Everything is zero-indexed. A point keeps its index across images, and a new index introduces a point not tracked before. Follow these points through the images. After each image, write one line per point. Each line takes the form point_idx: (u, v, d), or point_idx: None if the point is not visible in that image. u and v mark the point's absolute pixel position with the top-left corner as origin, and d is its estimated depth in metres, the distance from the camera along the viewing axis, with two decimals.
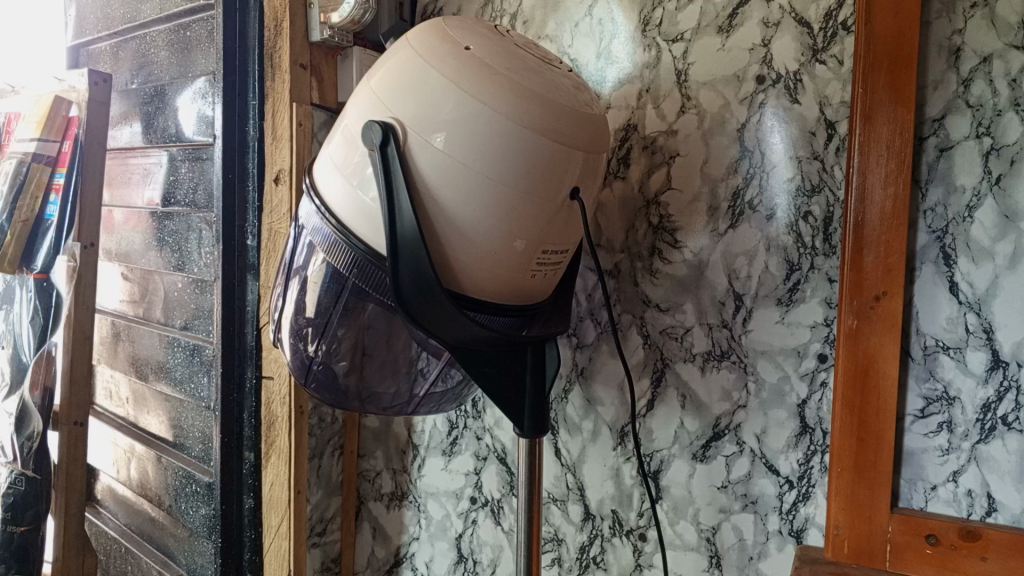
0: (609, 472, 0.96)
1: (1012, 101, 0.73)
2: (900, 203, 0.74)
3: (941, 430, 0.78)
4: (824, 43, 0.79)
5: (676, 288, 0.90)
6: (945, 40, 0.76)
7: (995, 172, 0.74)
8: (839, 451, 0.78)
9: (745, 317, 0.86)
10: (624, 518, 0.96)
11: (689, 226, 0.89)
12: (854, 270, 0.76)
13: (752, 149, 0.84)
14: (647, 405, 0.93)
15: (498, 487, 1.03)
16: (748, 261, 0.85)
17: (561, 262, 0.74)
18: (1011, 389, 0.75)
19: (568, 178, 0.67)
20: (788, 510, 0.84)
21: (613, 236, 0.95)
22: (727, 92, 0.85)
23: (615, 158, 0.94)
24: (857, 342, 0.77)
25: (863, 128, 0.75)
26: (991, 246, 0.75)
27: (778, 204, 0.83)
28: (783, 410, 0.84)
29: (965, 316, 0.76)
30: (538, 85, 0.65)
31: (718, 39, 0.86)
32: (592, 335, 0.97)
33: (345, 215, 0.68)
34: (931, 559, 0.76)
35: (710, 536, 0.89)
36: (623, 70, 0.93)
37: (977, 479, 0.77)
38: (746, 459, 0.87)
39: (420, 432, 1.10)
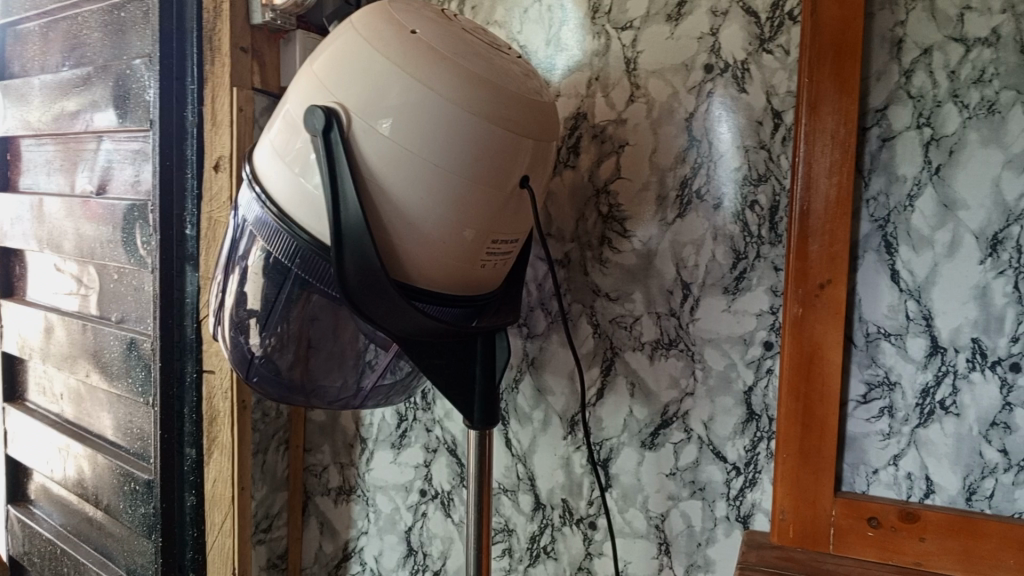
0: (559, 462, 0.96)
1: (951, 93, 0.75)
2: (843, 193, 0.75)
3: (882, 415, 0.80)
4: (771, 33, 0.80)
5: (626, 277, 0.90)
6: (888, 32, 0.77)
7: (935, 162, 0.76)
8: (785, 437, 0.80)
9: (693, 305, 0.86)
10: (574, 507, 0.95)
11: (638, 216, 0.88)
12: (799, 258, 0.77)
13: (700, 138, 0.84)
14: (597, 393, 0.93)
15: (449, 478, 1.02)
16: (695, 251, 0.85)
17: (511, 252, 0.73)
18: (949, 374, 0.77)
19: (518, 166, 0.67)
20: (735, 496, 0.85)
21: (563, 225, 0.94)
22: (676, 82, 0.85)
23: (565, 148, 0.93)
24: (802, 330, 0.78)
25: (808, 118, 0.76)
26: (930, 235, 0.77)
27: (725, 194, 0.83)
28: (729, 397, 0.85)
29: (906, 304, 0.78)
30: (486, 70, 0.64)
31: (667, 28, 0.86)
32: (542, 325, 0.96)
33: (288, 204, 0.66)
34: (872, 541, 0.78)
35: (659, 523, 0.90)
36: (572, 57, 0.92)
37: (916, 463, 0.79)
38: (694, 446, 0.87)
39: (368, 425, 1.08)
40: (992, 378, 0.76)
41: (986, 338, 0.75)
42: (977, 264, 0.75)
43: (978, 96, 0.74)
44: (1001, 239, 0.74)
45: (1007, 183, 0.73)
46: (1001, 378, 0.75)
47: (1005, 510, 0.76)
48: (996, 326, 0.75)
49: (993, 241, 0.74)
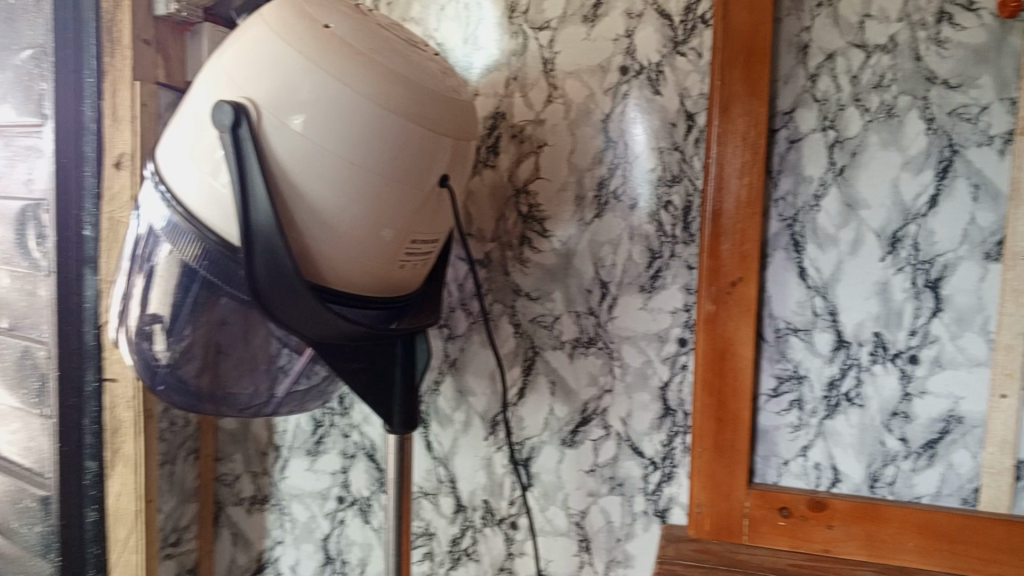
0: (480, 462, 0.95)
1: (854, 96, 0.78)
2: (753, 193, 0.78)
3: (792, 408, 0.83)
4: (685, 36, 0.82)
5: (546, 276, 0.90)
6: (794, 37, 0.80)
7: (839, 163, 0.79)
8: (700, 431, 0.82)
9: (611, 304, 0.87)
10: (495, 508, 0.94)
11: (557, 215, 0.88)
12: (711, 257, 0.79)
13: (616, 140, 0.85)
14: (518, 393, 0.92)
15: (368, 484, 1.00)
16: (613, 250, 0.86)
17: (431, 251, 0.72)
18: (853, 367, 0.80)
19: (437, 165, 0.66)
20: (653, 490, 0.87)
21: (483, 225, 0.92)
22: (592, 83, 0.85)
23: (484, 147, 0.91)
24: (715, 327, 0.80)
25: (720, 120, 0.78)
26: (835, 233, 0.80)
27: (641, 195, 0.85)
28: (646, 393, 0.86)
29: (813, 300, 0.81)
30: (403, 66, 0.63)
31: (583, 29, 0.86)
32: (463, 325, 0.94)
33: (194, 204, 0.63)
34: (784, 530, 0.80)
35: (579, 520, 0.90)
36: (490, 57, 0.90)
37: (824, 453, 0.82)
38: (613, 442, 0.88)
39: (281, 432, 1.04)
40: (893, 370, 0.79)
41: (887, 332, 0.79)
42: (878, 261, 0.79)
43: (878, 101, 0.77)
44: (899, 237, 0.78)
45: (904, 184, 0.77)
46: (901, 370, 0.79)
47: (905, 495, 0.80)
48: (896, 321, 0.79)
49: (893, 239, 0.78)
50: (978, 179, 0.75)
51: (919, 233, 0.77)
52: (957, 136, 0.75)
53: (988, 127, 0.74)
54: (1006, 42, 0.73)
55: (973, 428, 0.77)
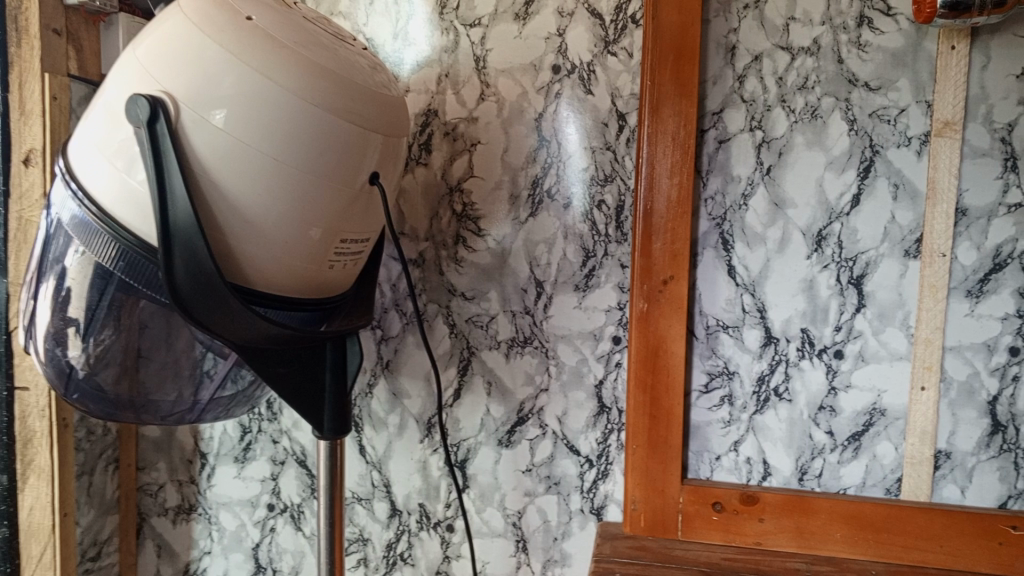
0: (416, 466, 0.92)
1: (780, 98, 0.80)
2: (683, 192, 0.78)
3: (723, 403, 0.84)
4: (615, 36, 0.82)
5: (481, 276, 0.88)
6: (723, 38, 0.81)
7: (766, 163, 0.80)
8: (634, 428, 0.82)
9: (546, 303, 0.86)
10: (431, 511, 0.92)
11: (491, 214, 0.87)
12: (643, 256, 0.80)
13: (549, 138, 0.85)
14: (454, 394, 0.90)
15: (299, 491, 0.98)
16: (547, 249, 0.86)
17: (362, 251, 0.70)
18: (781, 362, 0.82)
19: (366, 163, 0.64)
20: (589, 488, 0.87)
21: (416, 224, 0.90)
22: (525, 81, 0.85)
23: (416, 144, 0.89)
24: (647, 324, 0.80)
25: (650, 120, 0.79)
26: (763, 232, 0.81)
27: (574, 194, 0.85)
28: (581, 391, 0.86)
29: (742, 297, 0.82)
30: (330, 62, 0.61)
31: (514, 26, 0.85)
32: (397, 326, 0.91)
33: (109, 203, 0.60)
34: (716, 524, 0.81)
35: (516, 520, 0.90)
36: (421, 53, 0.88)
37: (755, 448, 0.83)
38: (549, 441, 0.88)
39: (207, 439, 1.01)
40: (819, 364, 0.81)
41: (813, 328, 0.81)
42: (805, 259, 0.80)
43: (803, 102, 0.79)
44: (825, 235, 0.80)
45: (829, 184, 0.79)
46: (827, 365, 0.81)
47: (832, 487, 0.82)
48: (822, 317, 0.81)
49: (818, 237, 0.80)
50: (898, 178, 0.78)
51: (843, 232, 0.79)
52: (878, 137, 0.78)
53: (907, 128, 0.77)
54: (922, 47, 0.76)
55: (895, 420, 0.80)
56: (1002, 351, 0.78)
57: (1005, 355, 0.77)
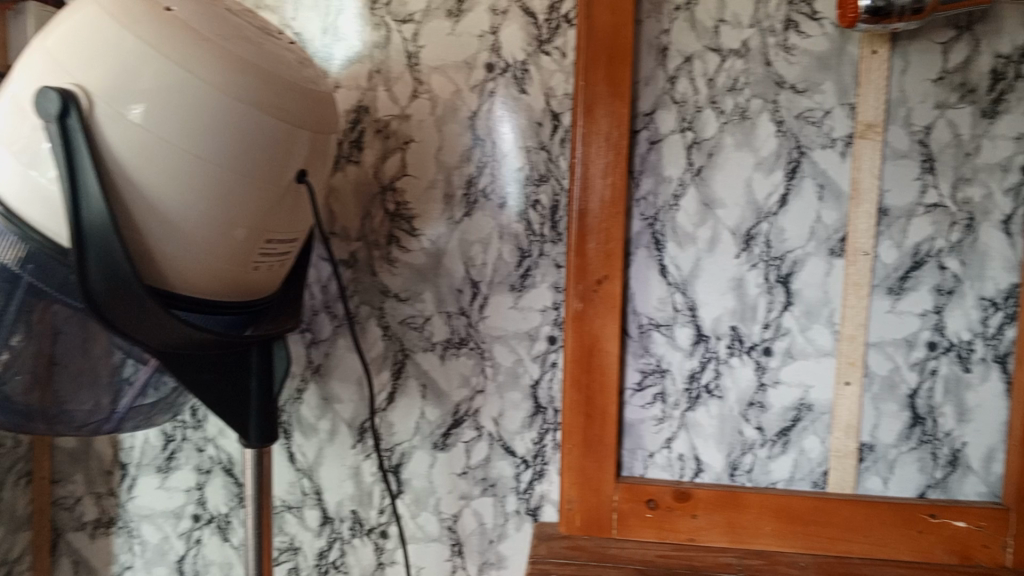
0: (347, 472, 0.90)
1: (710, 99, 0.81)
2: (617, 192, 0.79)
3: (656, 401, 0.84)
4: (549, 35, 0.82)
5: (415, 276, 0.86)
6: (654, 39, 0.81)
7: (696, 164, 0.81)
8: (569, 428, 0.82)
9: (482, 303, 0.86)
10: (364, 518, 0.90)
11: (425, 214, 0.86)
12: (578, 256, 0.80)
13: (483, 137, 0.84)
14: (387, 398, 0.88)
15: (226, 500, 0.96)
16: (483, 249, 0.85)
17: (289, 252, 0.68)
18: (712, 360, 0.83)
19: (294, 160, 0.62)
20: (525, 489, 0.87)
21: (347, 223, 0.87)
22: (458, 79, 0.84)
23: (347, 141, 0.86)
24: (583, 324, 0.80)
25: (584, 120, 0.79)
26: (693, 232, 0.82)
27: (510, 194, 0.84)
28: (517, 392, 0.86)
29: (673, 296, 0.83)
30: (256, 56, 0.59)
31: (447, 23, 0.84)
32: (328, 329, 0.89)
33: (17, 202, 0.56)
34: (651, 522, 0.82)
35: (451, 524, 0.88)
36: (352, 48, 0.85)
37: (687, 444, 0.84)
38: (485, 443, 0.87)
39: (127, 449, 0.96)
40: (748, 361, 0.83)
41: (743, 326, 0.82)
42: (734, 258, 0.82)
43: (732, 103, 0.80)
44: (753, 234, 0.81)
45: (757, 184, 0.81)
46: (756, 362, 0.83)
47: (762, 482, 0.83)
48: (751, 314, 0.82)
49: (747, 236, 0.81)
50: (823, 179, 0.80)
51: (770, 231, 0.81)
52: (804, 138, 0.80)
53: (832, 130, 0.79)
54: (846, 51, 0.79)
55: (821, 415, 0.82)
56: (921, 346, 0.80)
57: (924, 350, 0.80)
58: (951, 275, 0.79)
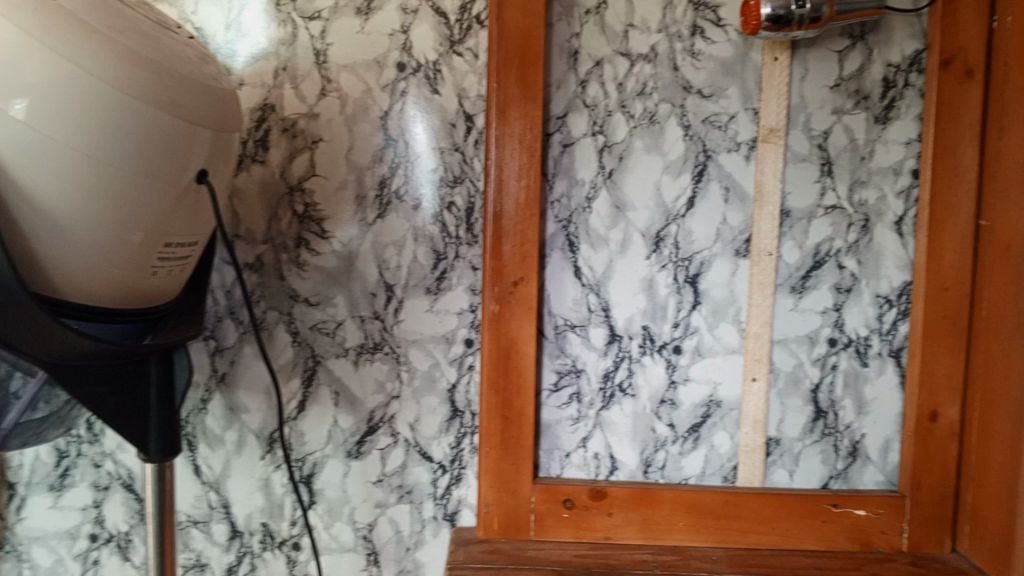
0: (257, 484, 0.86)
1: (620, 103, 0.82)
2: (531, 194, 0.79)
3: (572, 401, 0.85)
4: (460, 36, 0.81)
5: (325, 280, 0.84)
6: (565, 42, 0.81)
7: (608, 167, 0.82)
8: (486, 431, 0.81)
9: (396, 307, 0.84)
10: (275, 530, 0.87)
11: (336, 216, 0.83)
12: (494, 258, 0.79)
13: (395, 137, 0.82)
14: (298, 406, 0.85)
15: (126, 518, 0.91)
16: (396, 252, 0.84)
17: (189, 255, 0.65)
18: (625, 359, 0.84)
19: (194, 159, 0.60)
20: (442, 494, 0.86)
21: (252, 225, 0.84)
22: (368, 78, 0.82)
23: (251, 140, 0.83)
24: (500, 327, 0.80)
25: (498, 122, 0.78)
26: (606, 233, 0.83)
27: (423, 196, 0.83)
28: (434, 397, 0.85)
29: (588, 297, 0.84)
30: (152, 51, 0.55)
31: (356, 21, 0.82)
32: (234, 336, 0.85)
33: None
34: (568, 522, 0.82)
35: (366, 533, 0.86)
36: (256, 45, 0.82)
37: (602, 443, 0.85)
38: (400, 450, 0.85)
39: (15, 467, 0.90)
40: (660, 360, 0.84)
41: (654, 325, 0.84)
42: (644, 259, 0.83)
43: (642, 107, 0.82)
44: (663, 236, 0.83)
45: (666, 187, 0.82)
46: (666, 360, 0.84)
47: (675, 478, 0.85)
48: (661, 314, 0.84)
49: (657, 238, 0.83)
50: (729, 182, 0.82)
51: (679, 233, 0.83)
52: (711, 142, 0.82)
53: (737, 134, 0.82)
54: (749, 57, 0.81)
55: (730, 411, 0.84)
56: (822, 342, 0.84)
57: (825, 346, 0.84)
58: (849, 274, 0.83)
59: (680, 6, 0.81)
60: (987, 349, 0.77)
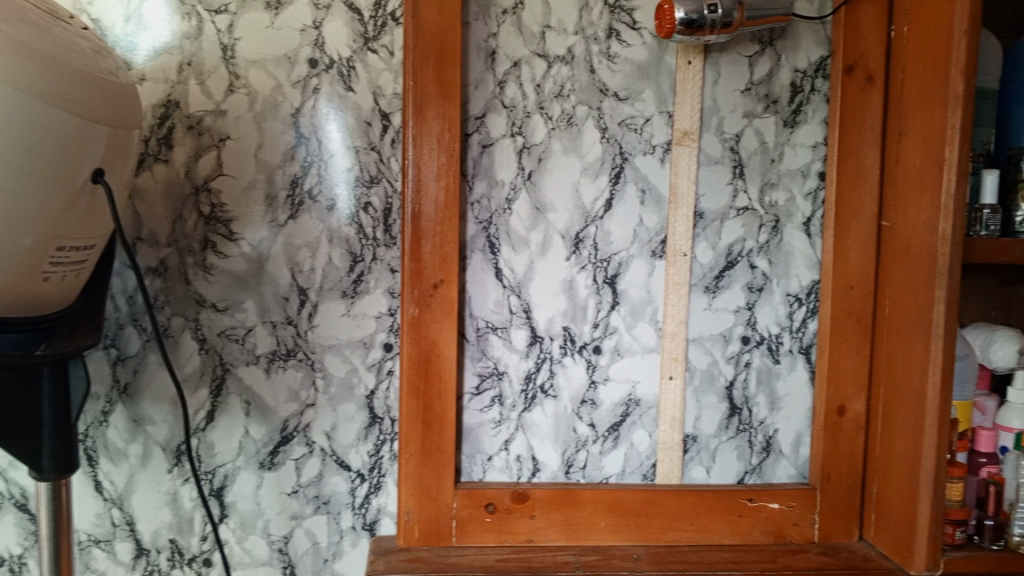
0: (164, 499, 0.82)
1: (538, 104, 0.82)
2: (450, 195, 0.78)
3: (494, 404, 0.84)
4: (375, 33, 0.80)
5: (234, 285, 0.81)
6: (482, 42, 0.81)
7: (527, 168, 0.82)
8: (406, 437, 0.79)
9: (311, 312, 0.82)
10: (185, 547, 0.83)
11: (245, 217, 0.80)
12: (413, 260, 0.78)
13: (307, 136, 0.80)
14: (206, 417, 0.82)
15: (19, 540, 0.85)
16: (310, 254, 0.81)
17: (85, 260, 0.61)
18: (547, 360, 0.84)
19: (90, 159, 0.56)
20: (360, 504, 0.84)
21: (156, 228, 0.80)
22: (279, 74, 0.79)
23: (153, 138, 0.79)
24: (420, 330, 0.78)
25: (415, 122, 0.77)
26: (526, 235, 0.83)
27: (339, 196, 0.81)
28: (351, 403, 0.83)
29: (509, 299, 0.83)
30: (40, 43, 0.52)
31: (266, 16, 0.79)
32: (136, 344, 0.81)
33: None
34: (490, 526, 0.81)
35: (282, 546, 0.83)
36: (158, 38, 0.78)
37: (524, 445, 0.85)
38: (316, 459, 0.83)
39: None
40: (581, 360, 0.84)
41: (574, 327, 0.84)
42: (564, 260, 0.83)
43: (560, 109, 0.82)
44: (582, 237, 0.83)
45: (584, 188, 0.83)
46: (587, 361, 0.84)
47: (596, 477, 0.85)
48: (581, 315, 0.84)
49: (576, 239, 0.83)
50: (644, 184, 0.83)
51: (598, 234, 0.83)
52: (627, 145, 0.83)
53: (652, 137, 0.83)
54: (663, 61, 0.82)
55: (648, 410, 0.85)
56: (735, 341, 0.86)
57: (738, 345, 0.86)
58: (760, 274, 0.85)
59: (596, 8, 0.82)
60: (889, 345, 0.80)
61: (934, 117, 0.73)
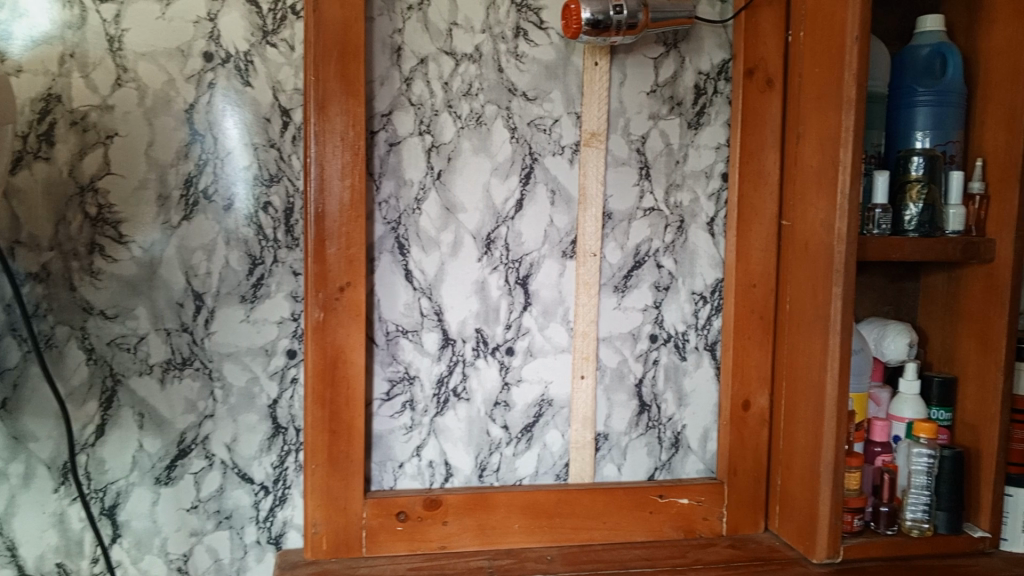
0: (49, 521, 0.77)
1: (446, 103, 0.80)
2: (356, 194, 0.75)
3: (404, 410, 0.82)
4: (274, 26, 0.77)
5: (125, 290, 0.76)
6: (387, 38, 0.79)
7: (436, 167, 0.81)
8: (313, 446, 0.76)
9: (207, 318, 0.78)
10: (73, 570, 0.77)
11: (136, 218, 0.76)
12: (318, 262, 0.75)
13: (202, 132, 0.77)
14: (95, 432, 0.77)
15: None
16: (206, 257, 0.77)
17: None
18: (459, 363, 0.83)
19: None
20: (265, 517, 0.81)
21: (37, 230, 0.74)
22: (171, 68, 0.75)
23: (32, 134, 0.73)
24: (325, 335, 0.76)
25: (317, 118, 0.74)
26: (436, 236, 0.81)
27: (237, 195, 0.78)
28: (253, 414, 0.80)
29: (419, 301, 0.81)
30: None
31: (156, 6, 0.75)
32: (15, 356, 0.75)
33: None
34: (401, 535, 0.79)
35: (180, 565, 0.79)
36: (36, 27, 0.73)
37: (436, 450, 0.83)
38: (216, 472, 0.79)
39: None
40: (493, 362, 0.84)
41: (486, 328, 0.83)
42: (476, 261, 0.82)
43: (468, 108, 0.81)
44: (493, 238, 0.82)
45: (494, 188, 0.82)
46: (500, 362, 0.84)
47: (509, 479, 0.85)
48: (493, 316, 0.83)
49: (487, 240, 0.82)
50: (554, 185, 0.83)
51: (509, 235, 0.83)
52: (536, 145, 0.83)
53: (560, 138, 0.83)
54: (570, 61, 0.83)
55: (561, 409, 0.85)
56: (644, 339, 0.87)
57: (647, 342, 0.87)
58: (667, 273, 0.87)
59: (504, 7, 0.81)
60: (790, 341, 0.83)
61: (829, 120, 0.76)
